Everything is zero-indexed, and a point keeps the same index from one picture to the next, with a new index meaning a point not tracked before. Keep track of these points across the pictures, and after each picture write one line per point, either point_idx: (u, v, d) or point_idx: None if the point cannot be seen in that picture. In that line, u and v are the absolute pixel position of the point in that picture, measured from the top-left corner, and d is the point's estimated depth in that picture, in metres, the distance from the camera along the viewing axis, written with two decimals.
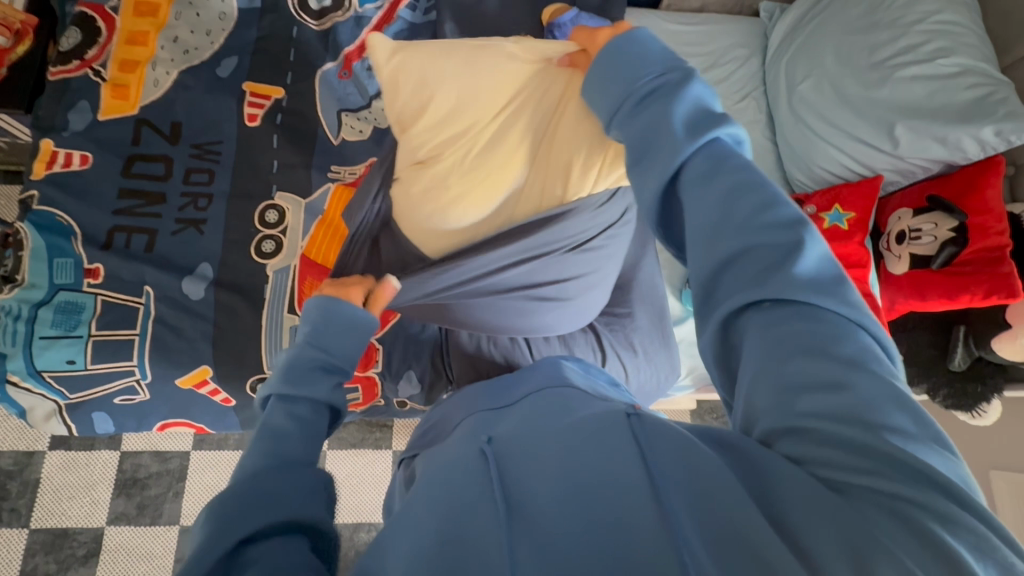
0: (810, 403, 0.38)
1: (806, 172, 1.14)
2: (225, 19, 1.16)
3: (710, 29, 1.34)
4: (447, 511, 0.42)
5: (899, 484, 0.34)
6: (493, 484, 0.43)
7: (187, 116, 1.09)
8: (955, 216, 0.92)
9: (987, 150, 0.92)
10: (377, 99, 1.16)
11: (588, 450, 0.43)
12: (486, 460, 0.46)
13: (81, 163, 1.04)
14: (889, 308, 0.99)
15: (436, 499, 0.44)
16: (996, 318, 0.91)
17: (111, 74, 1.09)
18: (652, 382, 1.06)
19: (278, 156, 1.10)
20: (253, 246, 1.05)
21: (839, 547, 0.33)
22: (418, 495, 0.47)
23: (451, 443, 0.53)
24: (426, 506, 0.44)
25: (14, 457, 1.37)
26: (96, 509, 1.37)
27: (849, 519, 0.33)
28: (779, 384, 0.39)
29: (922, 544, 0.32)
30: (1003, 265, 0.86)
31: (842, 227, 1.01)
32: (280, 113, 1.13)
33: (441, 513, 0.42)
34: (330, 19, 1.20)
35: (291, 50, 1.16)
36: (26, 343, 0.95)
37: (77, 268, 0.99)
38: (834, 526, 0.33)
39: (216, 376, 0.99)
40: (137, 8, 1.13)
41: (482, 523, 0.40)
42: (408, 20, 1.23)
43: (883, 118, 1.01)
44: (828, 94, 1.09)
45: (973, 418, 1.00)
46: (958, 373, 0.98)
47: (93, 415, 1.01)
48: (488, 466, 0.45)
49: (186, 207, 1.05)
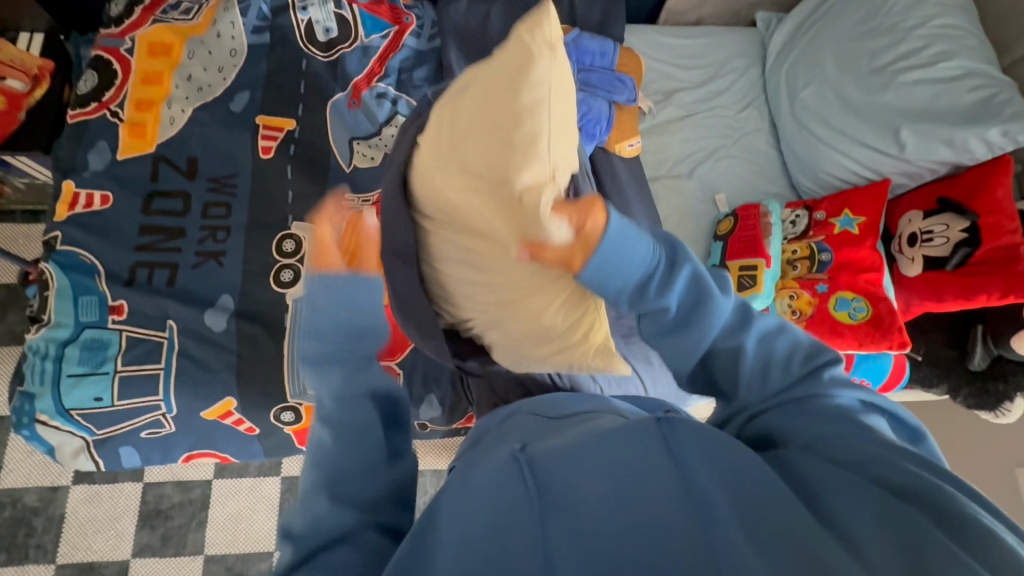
0: (841, 446, 0.49)
1: (812, 177, 1.15)
2: (236, 55, 1.19)
3: (708, 41, 1.37)
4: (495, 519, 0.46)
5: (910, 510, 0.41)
6: (531, 486, 0.47)
7: (203, 152, 1.12)
8: (966, 217, 0.92)
9: (994, 150, 0.92)
10: (387, 125, 1.18)
11: (625, 454, 0.48)
12: (521, 465, 0.50)
13: (101, 202, 1.07)
14: (905, 310, 1.00)
15: (483, 509, 0.47)
16: (1014, 317, 0.92)
17: (128, 114, 1.12)
18: (670, 394, 1.06)
19: (293, 187, 1.12)
20: (272, 276, 1.06)
21: (882, 548, 0.39)
22: (451, 500, 0.50)
23: (486, 449, 0.57)
24: (474, 508, 0.47)
25: (39, 493, 1.38)
26: (120, 541, 1.38)
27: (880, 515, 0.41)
28: (823, 434, 0.51)
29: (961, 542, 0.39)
30: (1019, 264, 0.86)
31: (853, 232, 1.02)
32: (293, 144, 1.15)
33: (491, 521, 0.45)
34: (338, 49, 1.23)
35: (301, 82, 1.19)
36: (54, 382, 0.97)
37: (102, 306, 1.01)
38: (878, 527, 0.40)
39: (241, 407, 1.01)
40: (150, 49, 1.16)
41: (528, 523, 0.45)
42: (414, 47, 1.26)
43: (888, 122, 1.02)
44: (831, 101, 1.11)
45: (997, 417, 0.99)
46: (979, 372, 0.98)
47: (121, 449, 1.03)
48: (524, 473, 0.49)
49: (205, 240, 1.07)
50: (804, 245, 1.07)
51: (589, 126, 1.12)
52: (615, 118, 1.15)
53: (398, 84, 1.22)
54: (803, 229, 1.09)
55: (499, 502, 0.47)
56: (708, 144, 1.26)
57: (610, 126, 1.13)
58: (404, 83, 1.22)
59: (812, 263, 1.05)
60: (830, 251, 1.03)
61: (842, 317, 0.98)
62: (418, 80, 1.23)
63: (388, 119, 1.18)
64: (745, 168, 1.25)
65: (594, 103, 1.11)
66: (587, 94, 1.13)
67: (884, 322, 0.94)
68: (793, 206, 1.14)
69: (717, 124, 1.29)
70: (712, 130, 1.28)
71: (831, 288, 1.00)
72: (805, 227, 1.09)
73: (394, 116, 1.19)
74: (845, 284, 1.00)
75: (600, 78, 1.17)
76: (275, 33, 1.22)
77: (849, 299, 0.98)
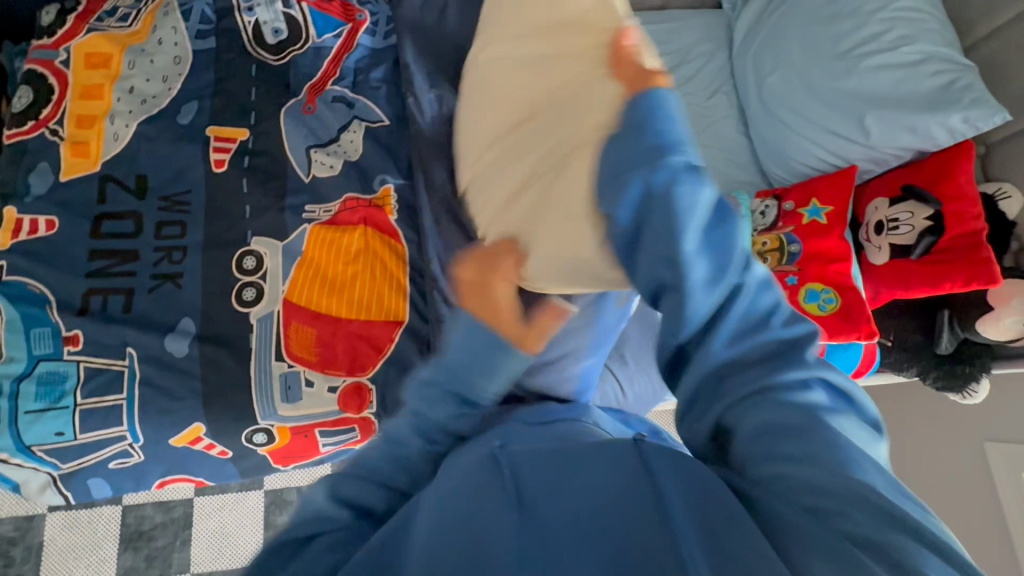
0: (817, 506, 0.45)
1: (782, 165, 1.15)
2: (181, 63, 1.13)
3: (673, 26, 1.33)
4: (463, 521, 0.48)
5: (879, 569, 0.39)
6: (506, 477, 0.52)
7: (152, 168, 1.07)
8: (930, 205, 0.92)
9: (956, 137, 0.92)
10: (346, 131, 1.14)
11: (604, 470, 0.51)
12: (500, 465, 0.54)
13: (47, 228, 1.02)
14: (873, 299, 1.00)
15: (458, 497, 0.51)
16: (979, 301, 0.93)
17: (68, 131, 1.06)
18: (648, 391, 1.05)
19: (250, 201, 1.08)
20: (233, 295, 1.03)
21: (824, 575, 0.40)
22: (429, 500, 0.52)
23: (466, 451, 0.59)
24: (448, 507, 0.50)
25: (14, 523, 1.35)
26: (104, 565, 1.36)
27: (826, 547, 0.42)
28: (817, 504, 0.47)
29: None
30: (980, 251, 0.87)
31: (821, 222, 1.02)
32: (247, 155, 1.10)
33: (460, 521, 0.48)
34: (289, 52, 1.18)
35: (251, 89, 1.14)
36: (11, 420, 0.93)
37: (56, 337, 0.96)
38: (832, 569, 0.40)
39: (210, 432, 0.98)
40: (87, 60, 1.10)
41: (496, 504, 0.49)
42: (369, 46, 1.21)
43: (853, 109, 1.01)
44: (796, 87, 1.09)
45: (965, 398, 1.01)
46: (946, 356, 1.00)
47: (90, 481, 1.00)
48: (503, 472, 0.53)
49: (161, 262, 1.03)
50: (774, 237, 1.05)
51: None
52: None
53: (355, 85, 1.18)
54: (772, 220, 1.08)
55: (483, 512, 0.49)
56: None
57: None
58: (360, 85, 1.17)
59: (782, 256, 1.04)
60: (799, 242, 1.02)
61: (813, 310, 0.97)
62: (375, 80, 1.18)
63: (346, 125, 1.14)
64: (714, 157, 1.24)
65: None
66: None
67: (852, 313, 0.94)
68: (762, 196, 1.13)
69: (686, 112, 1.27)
70: None
71: (801, 280, 1.00)
72: (774, 218, 1.08)
73: (353, 121, 1.14)
74: (815, 276, 0.99)
75: None
76: (222, 38, 1.17)
77: (818, 291, 0.98)
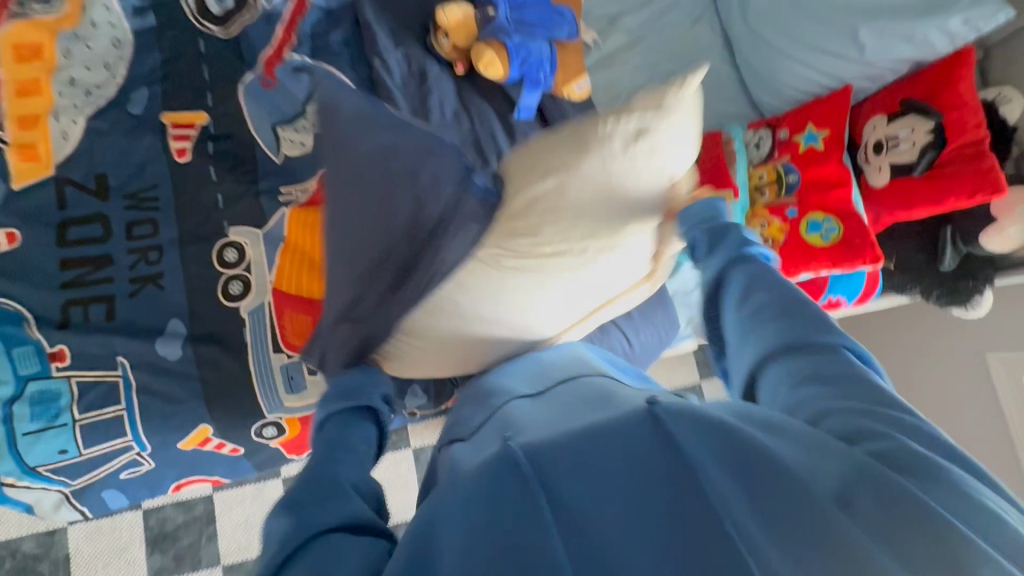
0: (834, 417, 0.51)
1: (773, 93, 1.10)
2: (121, 46, 1.04)
3: None
4: (499, 514, 0.44)
5: (930, 506, 0.42)
6: (527, 468, 0.46)
7: (110, 165, 1.00)
8: (932, 117, 0.89)
9: (955, 42, 0.88)
10: (311, 103, 1.06)
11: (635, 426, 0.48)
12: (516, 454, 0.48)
13: (8, 241, 0.95)
14: (875, 222, 0.97)
15: (482, 494, 0.46)
16: (983, 213, 0.92)
17: (11, 135, 0.98)
18: (655, 339, 1.05)
19: (221, 190, 1.02)
20: (219, 290, 0.99)
21: (900, 534, 0.40)
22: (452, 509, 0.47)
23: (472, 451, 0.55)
24: (476, 504, 0.45)
25: (36, 539, 1.35)
26: (134, 569, 1.37)
27: (907, 508, 0.42)
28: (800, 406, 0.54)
29: (970, 512, 0.42)
30: (984, 161, 0.84)
31: (818, 147, 0.98)
32: (210, 141, 1.03)
33: (496, 516, 0.44)
34: (238, 22, 1.08)
35: (203, 67, 1.05)
36: (10, 444, 0.90)
37: (40, 354, 0.92)
38: (899, 524, 0.41)
39: (218, 432, 0.96)
40: (17, 53, 0.99)
41: (527, 499, 0.44)
42: (324, 6, 1.11)
43: (844, 23, 0.96)
44: (782, 4, 1.04)
45: (968, 311, 1.01)
46: (950, 272, 0.99)
47: (104, 493, 0.99)
48: (522, 460, 0.47)
49: (138, 264, 0.98)
50: (770, 168, 1.02)
51: (532, 72, 1.03)
52: (558, 59, 1.05)
53: (314, 52, 1.09)
54: (767, 151, 1.04)
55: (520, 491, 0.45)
56: (662, 70, 1.18)
57: (554, 68, 1.04)
58: (320, 51, 1.09)
59: (781, 187, 1.01)
60: (797, 171, 0.99)
61: (814, 241, 0.95)
62: (335, 44, 1.09)
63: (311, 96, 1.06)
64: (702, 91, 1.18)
65: (533, 46, 1.01)
66: (524, 36, 1.01)
67: (854, 241, 0.92)
68: (755, 126, 1.08)
69: (669, 45, 1.20)
70: (664, 54, 1.19)
71: (801, 210, 0.97)
72: (769, 149, 1.04)
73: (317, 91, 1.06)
74: (815, 205, 0.97)
75: (538, 14, 1.04)
76: (162, 14, 1.07)
77: (820, 220, 0.96)
